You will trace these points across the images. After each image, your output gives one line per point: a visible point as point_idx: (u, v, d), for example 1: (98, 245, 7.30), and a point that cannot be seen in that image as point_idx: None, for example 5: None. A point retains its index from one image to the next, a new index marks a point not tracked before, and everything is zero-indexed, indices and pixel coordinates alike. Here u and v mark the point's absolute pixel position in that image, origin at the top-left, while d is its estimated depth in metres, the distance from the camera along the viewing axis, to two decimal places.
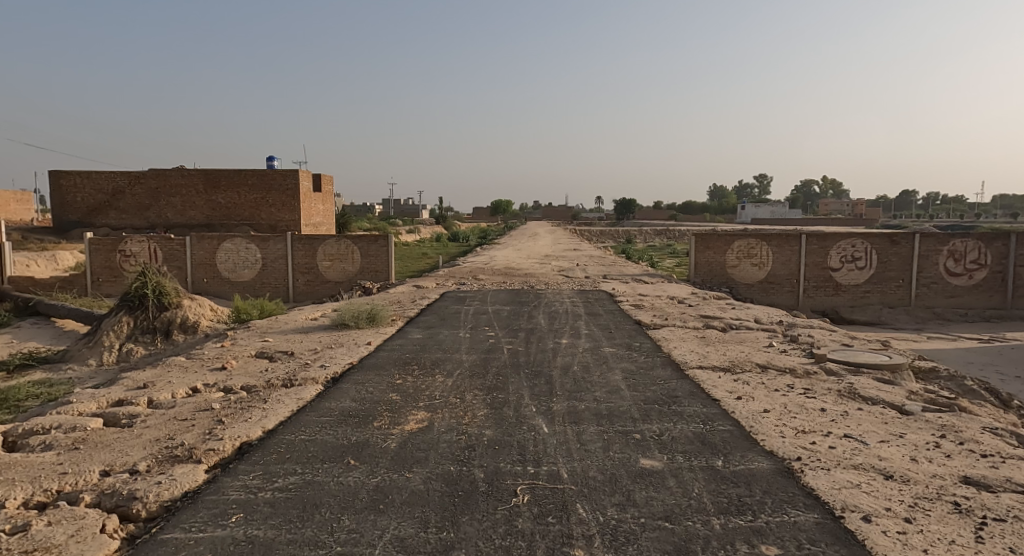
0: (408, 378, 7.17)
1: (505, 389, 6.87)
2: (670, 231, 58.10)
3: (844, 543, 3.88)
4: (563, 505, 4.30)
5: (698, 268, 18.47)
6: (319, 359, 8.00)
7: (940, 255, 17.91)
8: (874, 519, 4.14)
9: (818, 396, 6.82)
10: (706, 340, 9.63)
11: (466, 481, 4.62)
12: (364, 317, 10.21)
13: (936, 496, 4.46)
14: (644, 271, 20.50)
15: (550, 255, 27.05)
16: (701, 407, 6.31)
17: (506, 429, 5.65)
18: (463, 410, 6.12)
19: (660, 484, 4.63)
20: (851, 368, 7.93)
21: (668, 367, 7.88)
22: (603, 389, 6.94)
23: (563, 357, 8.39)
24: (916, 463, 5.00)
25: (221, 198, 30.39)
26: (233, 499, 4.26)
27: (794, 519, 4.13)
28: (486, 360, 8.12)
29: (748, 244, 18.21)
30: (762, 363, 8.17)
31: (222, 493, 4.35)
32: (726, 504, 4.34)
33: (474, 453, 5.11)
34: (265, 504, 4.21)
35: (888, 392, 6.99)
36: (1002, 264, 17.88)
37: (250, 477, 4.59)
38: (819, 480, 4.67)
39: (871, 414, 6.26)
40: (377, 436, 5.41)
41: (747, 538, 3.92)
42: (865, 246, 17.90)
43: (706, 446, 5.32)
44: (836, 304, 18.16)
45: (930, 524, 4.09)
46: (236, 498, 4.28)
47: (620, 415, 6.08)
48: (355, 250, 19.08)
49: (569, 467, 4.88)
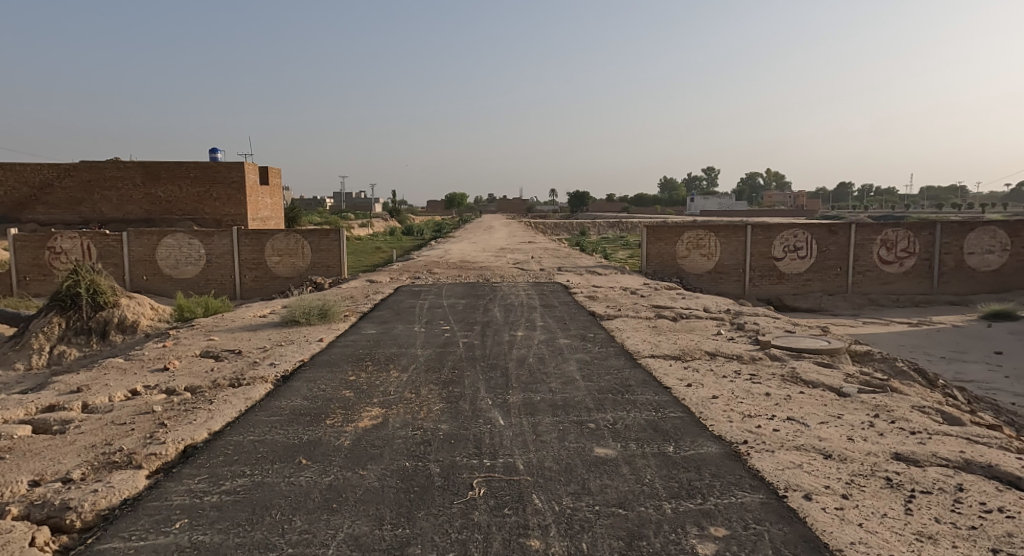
0: (362, 374, 7.09)
1: (460, 383, 6.89)
2: (623, 223, 58.62)
3: (786, 521, 4.05)
4: (519, 496, 4.36)
5: (650, 259, 18.71)
6: (269, 357, 7.82)
7: (874, 244, 18.75)
8: (814, 496, 4.34)
9: (763, 381, 7.08)
10: (657, 330, 9.86)
11: (422, 476, 4.62)
12: (315, 312, 10.02)
13: (871, 472, 4.71)
14: (598, 263, 20.72)
15: (505, 248, 27.08)
16: (653, 395, 6.47)
17: (462, 422, 5.67)
18: (418, 405, 6.11)
19: (614, 472, 4.74)
20: (793, 353, 8.27)
21: (621, 357, 8.04)
22: (559, 380, 7.04)
23: (518, 350, 8.43)
24: (853, 442, 5.26)
25: (160, 191, 29.15)
26: (176, 505, 4.15)
27: (740, 501, 4.29)
28: (442, 354, 8.12)
29: (697, 235, 18.62)
30: (711, 350, 8.41)
31: (165, 498, 4.24)
32: (677, 488, 4.48)
33: (430, 448, 5.12)
34: (212, 507, 4.13)
35: (827, 375, 7.31)
36: (929, 252, 18.89)
37: (194, 481, 4.48)
38: (763, 461, 4.87)
39: (812, 396, 6.55)
40: (330, 434, 5.34)
41: (696, 521, 4.06)
42: (806, 236, 18.58)
43: (659, 433, 5.46)
44: (780, 293, 18.78)
45: (865, 499, 4.32)
46: (180, 503, 4.18)
47: (575, 405, 6.17)
48: (305, 244, 18.69)
49: (525, 459, 4.94)
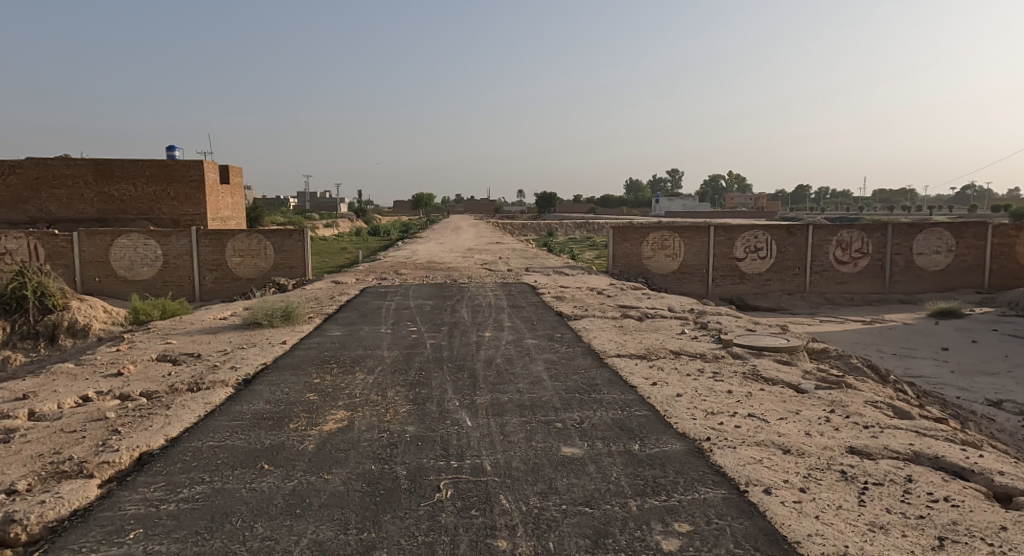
0: (327, 377, 7.02)
1: (428, 384, 6.87)
2: (590, 224, 59.07)
3: (747, 515, 4.15)
4: (486, 496, 4.38)
5: (616, 260, 18.89)
6: (229, 360, 7.68)
7: (830, 245, 19.31)
8: (774, 490, 4.46)
9: (725, 379, 7.24)
10: (623, 329, 9.98)
11: (388, 479, 4.60)
12: (278, 314, 9.86)
13: (826, 466, 4.86)
14: (565, 264, 20.86)
15: (473, 248, 27.06)
16: (619, 394, 6.56)
17: (429, 424, 5.66)
18: (384, 408, 6.07)
19: (580, 471, 4.79)
20: (754, 351, 8.47)
21: (588, 356, 8.12)
22: (526, 380, 7.08)
23: (485, 350, 8.44)
24: (810, 437, 5.43)
25: (113, 190, 28.17)
26: (130, 515, 4.05)
27: (704, 496, 4.39)
28: (409, 356, 8.09)
29: (661, 236, 18.89)
30: (675, 349, 8.55)
31: (118, 508, 4.13)
32: (643, 485, 4.55)
33: (396, 451, 5.09)
34: (168, 516, 4.04)
35: (786, 372, 7.52)
36: (881, 253, 19.54)
37: (150, 489, 4.38)
38: (726, 458, 4.98)
39: (771, 393, 6.72)
40: (294, 438, 5.27)
41: (661, 517, 4.13)
42: (766, 237, 19.03)
43: (624, 432, 5.54)
44: (742, 292, 19.19)
45: (821, 491, 4.46)
46: (134, 512, 4.08)
47: (542, 405, 6.22)
48: (267, 245, 18.38)
49: (493, 460, 4.95)
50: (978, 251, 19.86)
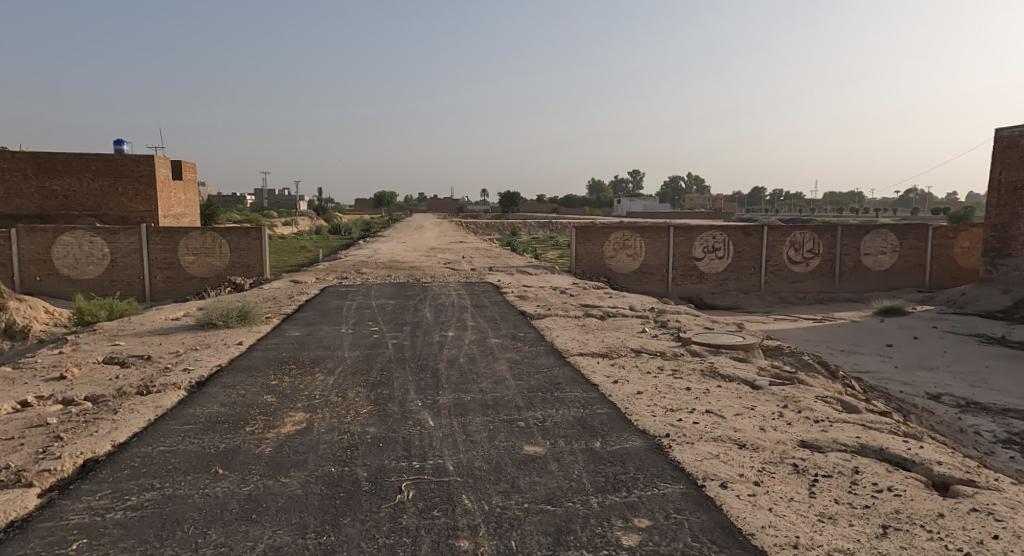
0: (286, 378, 6.90)
1: (389, 384, 6.82)
2: (553, 223, 59.44)
3: (703, 510, 4.25)
4: (448, 497, 4.38)
5: (578, 259, 19.02)
6: (182, 362, 7.48)
7: (784, 245, 19.87)
8: (729, 485, 4.57)
9: (684, 376, 7.39)
10: (585, 328, 10.08)
11: (348, 481, 4.56)
12: (234, 315, 9.64)
13: (779, 459, 5.01)
14: (528, 263, 20.92)
15: (435, 247, 26.93)
16: (581, 392, 6.63)
17: (391, 425, 5.63)
18: (345, 409, 6.01)
19: (543, 469, 4.83)
20: (711, 349, 8.67)
21: (550, 355, 8.18)
22: (489, 379, 7.09)
23: (449, 350, 8.42)
24: (764, 432, 5.59)
25: (54, 185, 25.17)
26: (73, 524, 3.92)
27: (662, 492, 4.47)
28: (370, 356, 8.01)
29: (623, 236, 19.11)
30: (636, 348, 8.68)
31: (60, 518, 3.99)
32: (603, 482, 4.62)
33: (357, 452, 5.05)
34: (115, 525, 3.92)
35: (742, 369, 7.71)
36: (831, 253, 20.20)
37: (95, 497, 4.24)
38: (684, 453, 5.08)
39: (728, 389, 6.89)
40: (250, 441, 5.17)
41: (621, 513, 4.19)
42: (724, 238, 19.48)
43: (586, 430, 5.61)
44: (700, 291, 19.59)
45: (774, 484, 4.59)
46: (78, 522, 3.95)
47: (505, 404, 6.24)
48: (222, 244, 17.96)
49: (455, 460, 4.95)
50: (920, 251, 20.71)
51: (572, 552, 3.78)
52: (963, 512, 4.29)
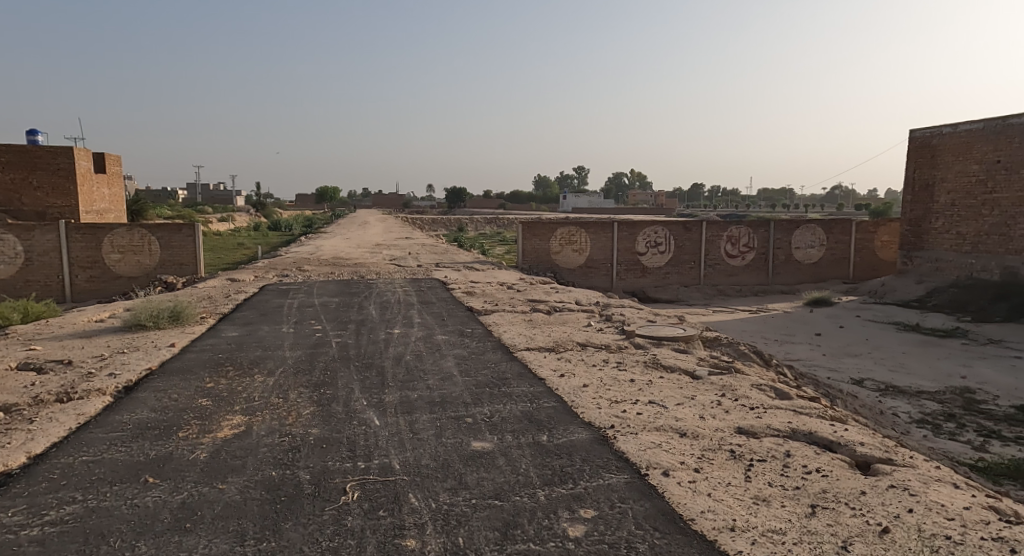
0: (222, 380, 6.66)
1: (333, 384, 6.68)
2: (500, 219, 59.47)
3: (647, 498, 4.34)
4: (395, 496, 4.32)
5: (525, 254, 19.06)
6: (108, 367, 7.11)
7: (722, 240, 20.53)
8: (671, 472, 4.68)
9: (628, 368, 7.54)
10: (532, 323, 10.14)
11: (290, 484, 4.44)
12: (165, 315, 9.23)
13: (718, 446, 5.17)
14: (475, 259, 20.87)
15: (380, 243, 26.56)
16: (528, 387, 6.66)
17: (335, 425, 5.51)
18: (286, 411, 5.84)
19: (490, 464, 4.82)
20: (654, 341, 8.86)
21: (498, 350, 8.19)
22: (436, 376, 7.04)
23: (394, 348, 8.30)
24: (704, 420, 5.75)
25: None
26: None
27: (607, 482, 4.54)
28: (313, 355, 7.83)
29: (569, 231, 19.26)
30: (582, 341, 8.79)
31: None
32: (550, 475, 4.66)
33: (299, 455, 4.92)
34: (31, 543, 3.69)
35: (683, 360, 7.92)
36: (765, 247, 20.98)
37: (9, 514, 3.98)
38: (628, 443, 5.18)
39: (670, 380, 7.07)
40: (183, 447, 4.97)
41: (568, 505, 4.24)
42: (665, 233, 19.95)
43: (533, 423, 5.64)
44: (643, 285, 19.99)
45: (713, 470, 4.74)
46: None
47: (452, 401, 6.21)
48: (152, 241, 17.19)
49: (401, 458, 4.89)
50: (844, 245, 21.75)
51: (519, 546, 3.79)
52: (883, 489, 4.53)
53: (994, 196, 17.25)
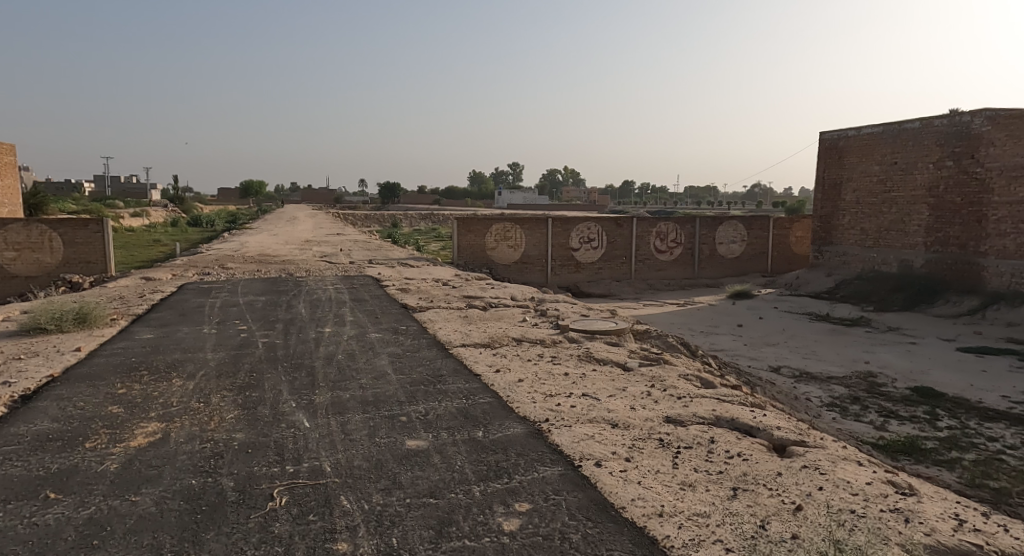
0: (135, 386, 6.27)
1: (259, 386, 6.41)
2: (434, 215, 58.93)
3: (581, 489, 4.37)
4: (326, 499, 4.18)
5: (460, 251, 18.93)
6: (3, 375, 6.56)
7: (651, 236, 21.10)
8: (603, 462, 4.75)
9: (562, 362, 7.61)
10: (468, 319, 10.08)
11: (212, 493, 4.22)
12: (70, 318, 8.62)
13: (647, 435, 5.29)
14: (410, 255, 20.60)
15: (310, 240, 25.80)
16: (463, 383, 6.61)
17: (261, 429, 5.29)
18: (207, 416, 5.55)
19: (425, 462, 4.75)
20: (587, 335, 8.98)
21: (433, 348, 8.08)
22: (369, 375, 6.87)
23: (325, 347, 8.05)
24: (635, 410, 5.87)
25: None
26: None
27: (541, 475, 4.56)
28: (237, 357, 7.49)
29: (504, 227, 19.27)
30: (517, 337, 8.81)
31: None
32: (486, 470, 4.63)
33: (222, 461, 4.69)
34: None
35: (615, 352, 8.07)
36: (691, 242, 21.73)
37: None
38: (562, 436, 5.22)
39: (602, 373, 7.18)
40: (90, 459, 4.64)
41: (503, 500, 4.22)
42: (598, 229, 20.29)
43: (469, 420, 5.59)
44: (577, 280, 20.27)
45: (643, 459, 4.84)
46: None
47: (385, 400, 6.08)
48: (52, 237, 16.02)
49: (333, 460, 4.75)
50: (764, 240, 22.77)
51: (454, 543, 3.74)
52: (798, 469, 4.75)
53: (893, 195, 18.49)
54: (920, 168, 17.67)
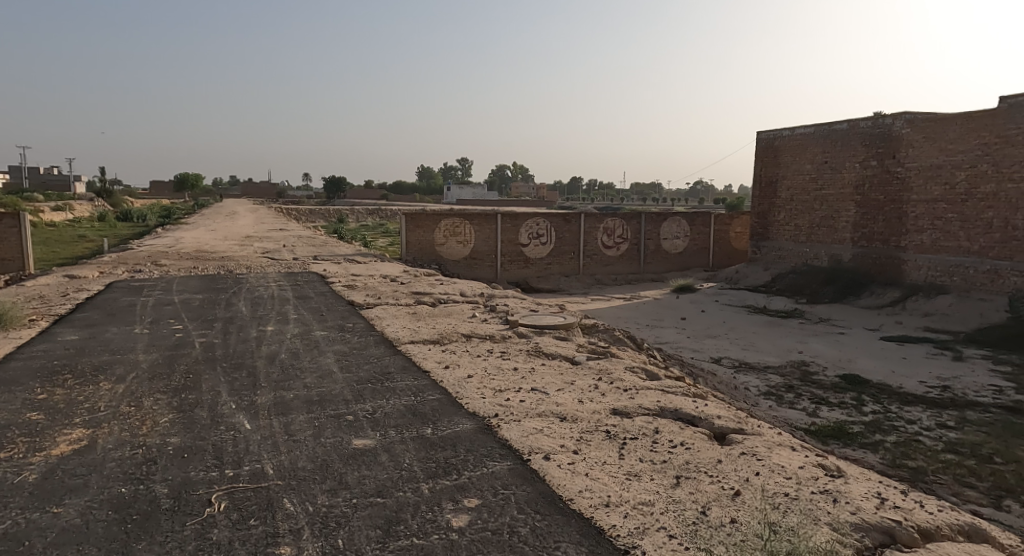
0: (58, 391, 5.91)
1: (196, 388, 6.14)
2: (381, 210, 58.05)
3: (529, 482, 4.36)
4: (268, 503, 4.04)
5: (409, 246, 18.66)
6: None
7: (598, 231, 21.36)
8: (552, 456, 4.75)
9: (511, 357, 7.60)
10: (416, 316, 9.94)
11: (144, 501, 4.01)
12: None
13: (595, 428, 5.33)
14: (356, 251, 20.21)
15: (251, 236, 24.97)
16: (412, 380, 6.51)
17: (198, 432, 5.06)
18: (139, 420, 5.28)
19: (372, 461, 4.65)
20: (536, 330, 9.00)
21: (381, 345, 7.93)
22: (314, 374, 6.68)
23: (267, 346, 7.79)
24: (583, 404, 5.91)
25: None
26: None
27: (491, 470, 4.53)
28: (172, 358, 7.17)
29: (453, 223, 19.13)
30: (467, 333, 8.74)
31: None
32: (434, 467, 4.57)
33: (155, 467, 4.46)
34: None
35: (563, 347, 8.11)
36: (638, 238, 22.11)
37: None
38: (511, 431, 5.20)
39: (551, 367, 7.21)
40: (7, 470, 4.34)
41: (452, 496, 4.17)
42: (547, 225, 20.40)
43: (417, 417, 5.50)
44: (526, 276, 20.32)
45: (590, 451, 4.87)
46: None
47: (331, 399, 5.92)
48: None
49: (275, 462, 4.59)
50: (705, 236, 23.39)
51: (402, 542, 3.67)
52: (737, 456, 4.88)
53: (824, 193, 19.27)
54: (847, 168, 18.47)
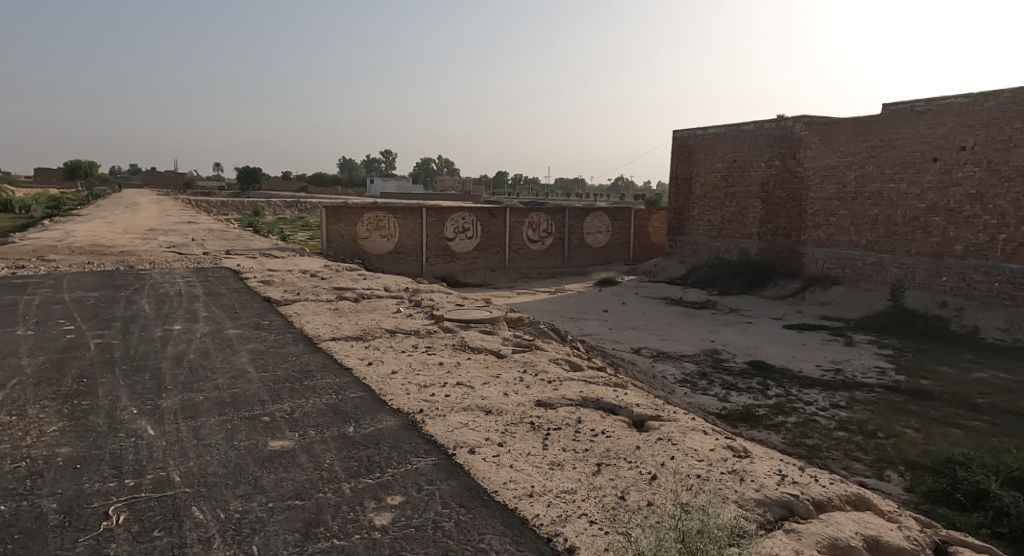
0: None
1: (92, 393, 5.66)
2: (301, 202, 56.03)
3: (455, 477, 4.27)
4: (173, 512, 3.76)
5: (329, 240, 17.91)
6: None
7: (523, 226, 21.46)
8: (477, 449, 4.69)
9: (437, 352, 7.47)
10: (338, 312, 9.63)
11: (28, 518, 3.64)
12: None
13: (520, 420, 5.31)
14: (274, 245, 19.39)
15: (156, 229, 23.45)
16: (333, 378, 6.26)
17: (94, 441, 4.65)
18: (23, 431, 4.79)
19: (290, 463, 4.42)
20: (462, 324, 8.90)
21: (300, 343, 7.61)
22: (227, 375, 6.31)
23: (175, 347, 7.30)
24: (508, 397, 5.88)
25: None
26: None
27: (415, 466, 4.41)
28: (64, 361, 6.58)
29: (376, 217, 18.58)
30: (391, 328, 8.53)
31: None
32: (356, 466, 4.40)
33: (43, 481, 4.06)
34: None
35: (489, 340, 8.06)
36: (562, 232, 22.40)
37: None
38: (436, 426, 5.09)
39: (476, 360, 7.14)
40: None
41: (374, 494, 4.03)
42: (472, 219, 20.29)
43: (339, 416, 5.30)
44: (452, 270, 20.14)
45: (516, 443, 4.84)
46: None
47: (245, 400, 5.61)
48: None
49: (183, 469, 4.28)
50: (626, 230, 23.98)
51: (321, 544, 3.51)
52: (654, 441, 4.98)
53: (733, 190, 20.17)
54: (755, 166, 19.39)
